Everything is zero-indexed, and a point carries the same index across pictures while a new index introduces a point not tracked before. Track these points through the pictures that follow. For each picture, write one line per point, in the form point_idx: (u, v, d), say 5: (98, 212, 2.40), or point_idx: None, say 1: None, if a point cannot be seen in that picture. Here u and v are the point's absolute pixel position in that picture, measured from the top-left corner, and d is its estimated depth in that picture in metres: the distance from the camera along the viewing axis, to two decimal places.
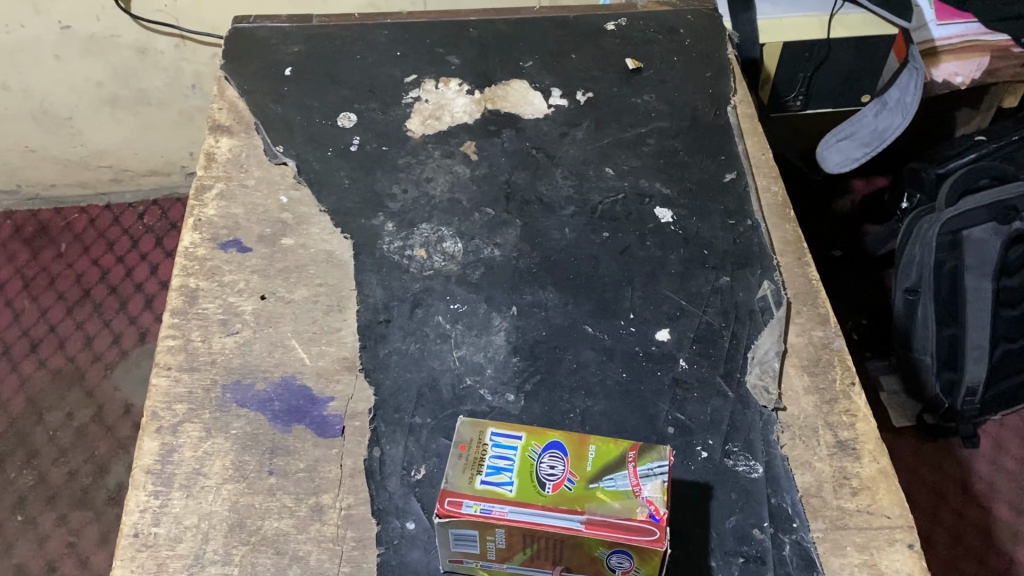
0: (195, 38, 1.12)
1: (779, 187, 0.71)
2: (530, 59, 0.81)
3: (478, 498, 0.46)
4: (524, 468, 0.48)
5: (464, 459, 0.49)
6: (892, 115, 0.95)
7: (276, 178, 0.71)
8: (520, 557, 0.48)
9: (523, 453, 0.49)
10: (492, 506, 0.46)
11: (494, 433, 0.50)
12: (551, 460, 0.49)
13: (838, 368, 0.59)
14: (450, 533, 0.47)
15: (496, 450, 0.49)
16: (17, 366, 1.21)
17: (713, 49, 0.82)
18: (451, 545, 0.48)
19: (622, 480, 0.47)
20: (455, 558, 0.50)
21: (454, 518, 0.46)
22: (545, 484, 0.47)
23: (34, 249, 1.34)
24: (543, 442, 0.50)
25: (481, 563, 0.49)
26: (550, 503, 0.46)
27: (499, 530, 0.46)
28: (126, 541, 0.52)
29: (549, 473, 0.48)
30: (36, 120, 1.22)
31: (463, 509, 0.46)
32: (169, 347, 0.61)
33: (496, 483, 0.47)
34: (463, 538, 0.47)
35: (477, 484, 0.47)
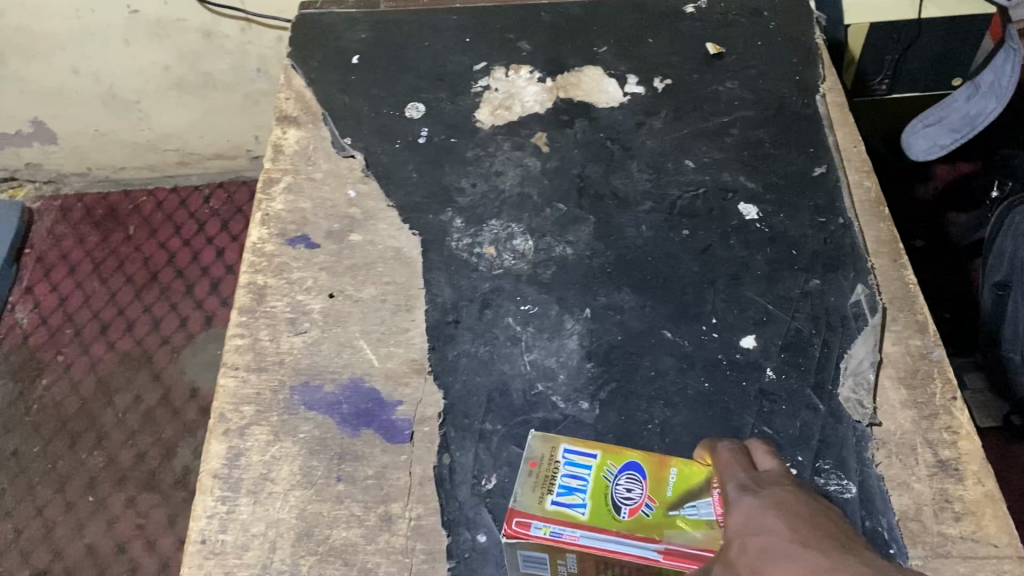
0: (259, 21, 1.10)
1: (873, 182, 0.66)
2: (605, 44, 0.77)
3: (548, 519, 0.46)
4: (599, 491, 0.47)
5: (534, 475, 0.49)
6: (984, 100, 0.88)
7: (344, 172, 0.69)
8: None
9: (598, 474, 0.48)
10: (564, 529, 0.45)
11: (567, 450, 0.50)
12: (627, 482, 0.48)
13: (938, 381, 0.55)
14: (524, 553, 0.47)
15: (568, 467, 0.49)
16: (88, 349, 1.23)
17: (799, 33, 0.77)
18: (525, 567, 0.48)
19: (706, 509, 0.46)
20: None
21: (525, 534, 0.46)
22: (621, 508, 0.46)
23: (104, 232, 1.35)
24: (619, 461, 0.49)
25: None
26: (626, 529, 0.45)
27: (571, 554, 0.45)
28: (193, 547, 0.51)
29: (625, 497, 0.47)
30: (106, 104, 1.23)
31: (532, 529, 0.46)
32: (237, 346, 0.60)
33: (568, 503, 0.47)
34: (535, 561, 0.47)
35: (547, 505, 0.47)
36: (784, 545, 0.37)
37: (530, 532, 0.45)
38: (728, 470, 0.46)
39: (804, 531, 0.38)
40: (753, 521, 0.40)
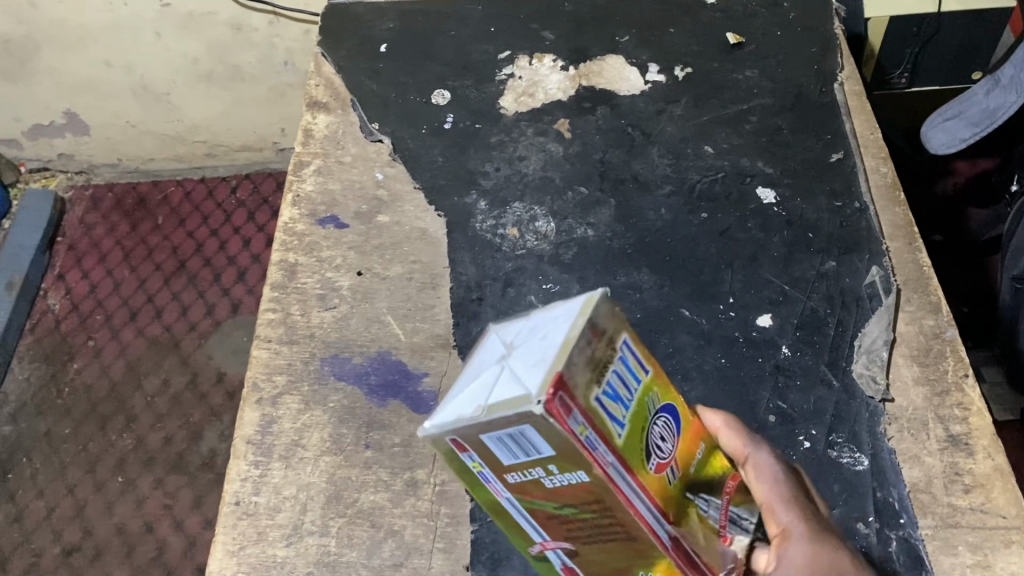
0: (287, 15, 1.12)
1: (889, 168, 0.67)
2: (627, 34, 0.79)
3: (590, 417, 0.30)
4: (641, 423, 0.32)
5: (594, 348, 0.30)
6: (1004, 93, 0.89)
7: (372, 156, 0.72)
8: (543, 495, 0.34)
9: (644, 398, 0.33)
10: (600, 442, 0.30)
11: (626, 342, 0.32)
12: (663, 424, 0.34)
13: (950, 359, 0.57)
14: (512, 434, 0.30)
15: (626, 356, 0.32)
16: (118, 334, 1.26)
17: (819, 23, 0.78)
18: (487, 434, 0.30)
19: (714, 511, 0.38)
20: (455, 442, 0.32)
21: (552, 429, 0.29)
22: (652, 454, 0.33)
23: (133, 221, 1.38)
24: (663, 393, 0.35)
25: (474, 462, 0.33)
26: (649, 485, 0.33)
27: (585, 473, 0.31)
28: (227, 508, 0.54)
29: (657, 443, 0.34)
30: (137, 96, 1.26)
31: (571, 421, 0.29)
32: (269, 320, 0.62)
33: (611, 411, 0.31)
34: (515, 442, 0.30)
35: (594, 396, 0.30)
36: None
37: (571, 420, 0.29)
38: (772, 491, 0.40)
39: None
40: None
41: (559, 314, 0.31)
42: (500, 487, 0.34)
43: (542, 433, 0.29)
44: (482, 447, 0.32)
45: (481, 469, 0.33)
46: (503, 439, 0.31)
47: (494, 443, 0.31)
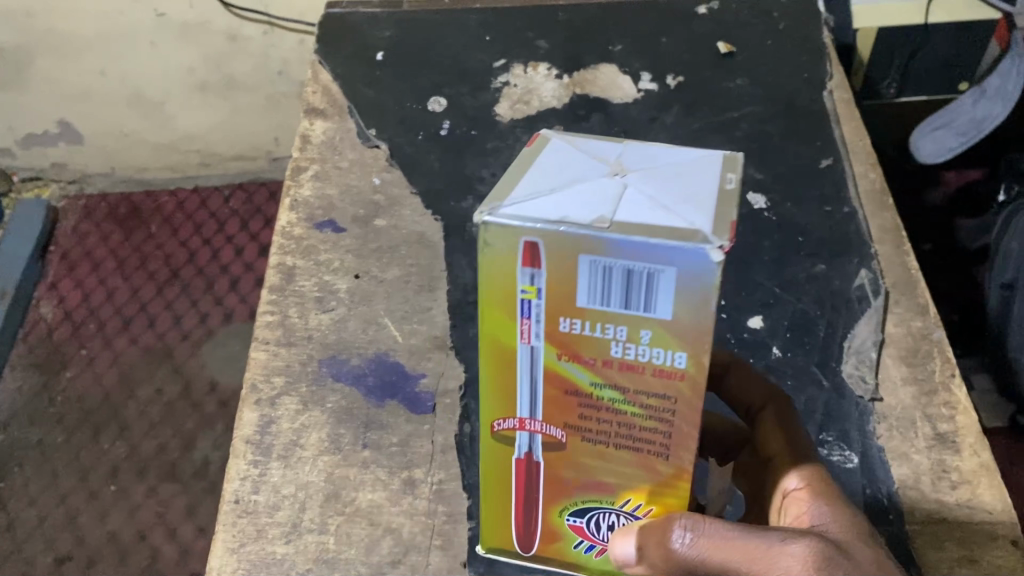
0: (282, 24, 1.13)
1: (877, 173, 0.69)
2: (619, 43, 0.80)
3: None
4: None
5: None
6: (991, 103, 0.90)
7: (369, 161, 0.73)
8: (588, 360, 0.34)
9: None
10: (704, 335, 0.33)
11: None
12: None
13: (938, 360, 0.58)
14: (640, 271, 0.30)
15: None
16: (111, 343, 1.26)
17: (809, 33, 0.80)
18: (600, 258, 0.30)
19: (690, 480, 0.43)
20: (529, 248, 0.31)
21: (698, 282, 0.30)
22: None
23: (127, 230, 1.38)
24: None
25: (533, 285, 0.32)
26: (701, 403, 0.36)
27: (684, 355, 0.32)
28: (227, 506, 0.54)
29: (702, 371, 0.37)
30: (132, 105, 1.26)
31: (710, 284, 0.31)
32: (267, 322, 0.63)
33: None
34: (624, 279, 0.31)
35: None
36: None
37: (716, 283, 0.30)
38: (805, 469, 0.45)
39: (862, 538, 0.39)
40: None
41: (691, 166, 0.33)
42: (530, 334, 0.34)
43: (678, 282, 0.30)
44: (568, 270, 0.31)
45: (532, 298, 0.33)
46: (612, 272, 0.31)
47: (594, 274, 0.31)
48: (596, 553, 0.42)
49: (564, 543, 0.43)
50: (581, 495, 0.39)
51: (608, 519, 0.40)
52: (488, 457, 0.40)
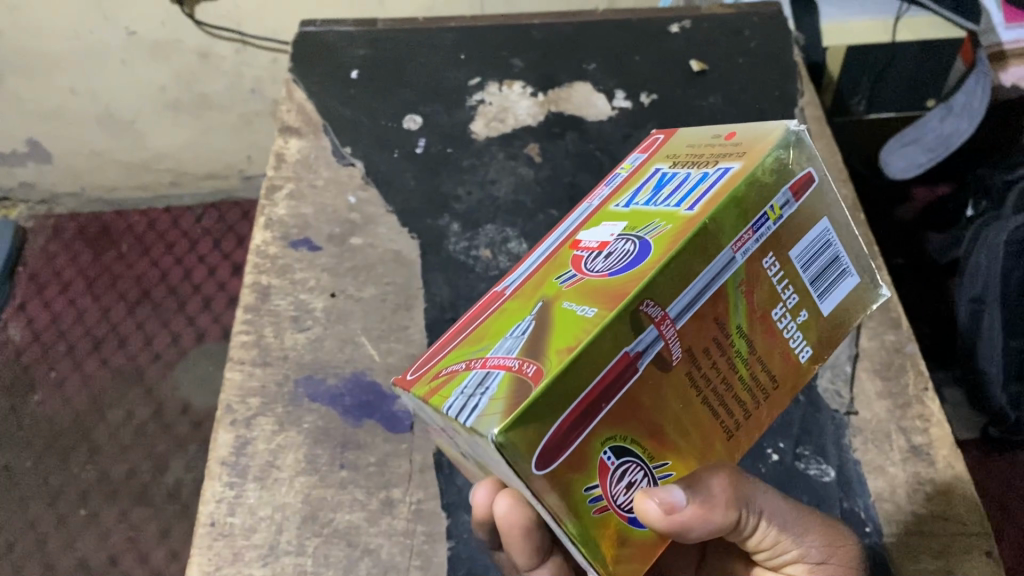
0: (256, 43, 1.11)
1: (848, 189, 0.72)
2: (593, 61, 0.80)
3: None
4: None
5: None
6: (957, 120, 0.92)
7: (344, 179, 0.72)
8: (752, 302, 0.36)
9: None
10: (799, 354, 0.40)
11: None
12: None
13: (911, 373, 0.59)
14: (840, 265, 0.39)
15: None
16: (81, 365, 1.24)
17: (780, 51, 0.81)
18: (832, 235, 0.38)
19: None
20: (810, 185, 0.37)
21: (847, 306, 0.40)
22: None
23: (97, 250, 1.36)
24: None
25: (781, 210, 0.36)
26: None
27: (810, 349, 0.39)
28: (202, 529, 0.55)
29: None
30: (102, 124, 1.22)
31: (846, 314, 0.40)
32: (242, 342, 0.63)
33: None
34: (824, 260, 0.38)
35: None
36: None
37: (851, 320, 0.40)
38: None
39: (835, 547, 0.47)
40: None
41: None
42: (739, 246, 0.35)
43: (848, 294, 0.40)
44: (812, 219, 0.37)
45: (769, 218, 0.36)
46: (826, 247, 0.38)
47: (819, 238, 0.38)
48: (597, 510, 0.33)
49: (581, 480, 0.33)
50: (636, 435, 0.34)
51: (632, 475, 0.34)
52: (603, 332, 0.32)
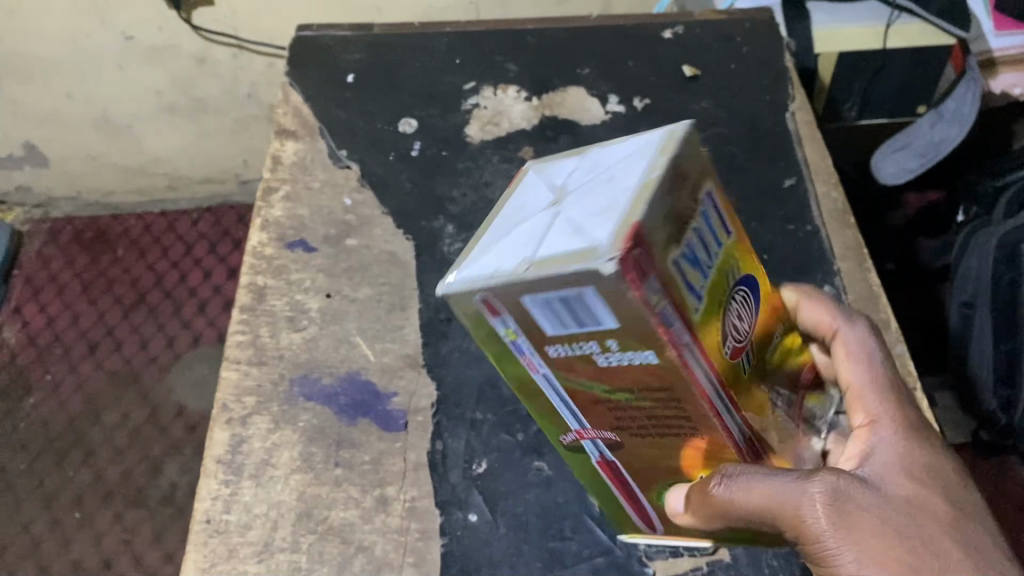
0: (252, 48, 1.11)
1: (839, 194, 0.73)
2: (587, 66, 0.81)
3: (668, 287, 0.30)
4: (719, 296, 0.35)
5: (671, 204, 0.31)
6: (948, 126, 0.93)
7: (339, 181, 0.73)
8: (587, 375, 0.35)
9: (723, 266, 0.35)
10: (682, 327, 0.32)
11: (714, 191, 0.35)
12: (739, 301, 0.37)
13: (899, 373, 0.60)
14: (568, 297, 0.30)
15: (707, 205, 0.34)
16: (76, 368, 1.24)
17: (771, 57, 0.82)
18: (536, 295, 0.31)
19: None
20: (484, 305, 0.33)
21: (621, 294, 0.29)
22: (727, 335, 0.35)
23: (92, 253, 1.36)
24: (742, 261, 0.37)
25: (508, 328, 0.34)
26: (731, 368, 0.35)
27: (653, 353, 0.32)
28: (198, 526, 0.55)
29: (735, 327, 0.36)
30: (98, 128, 1.22)
31: (649, 284, 0.29)
32: (238, 342, 0.64)
33: (689, 281, 0.32)
34: (567, 308, 0.31)
35: (673, 259, 0.31)
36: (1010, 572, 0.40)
37: (637, 295, 0.29)
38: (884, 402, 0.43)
39: (925, 511, 0.40)
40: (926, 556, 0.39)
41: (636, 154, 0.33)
42: (533, 365, 0.36)
43: (608, 299, 0.30)
44: (526, 313, 0.32)
45: (513, 338, 0.34)
46: (554, 304, 0.31)
47: (539, 308, 0.31)
48: None
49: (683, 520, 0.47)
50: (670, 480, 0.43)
51: None
52: (578, 466, 0.45)
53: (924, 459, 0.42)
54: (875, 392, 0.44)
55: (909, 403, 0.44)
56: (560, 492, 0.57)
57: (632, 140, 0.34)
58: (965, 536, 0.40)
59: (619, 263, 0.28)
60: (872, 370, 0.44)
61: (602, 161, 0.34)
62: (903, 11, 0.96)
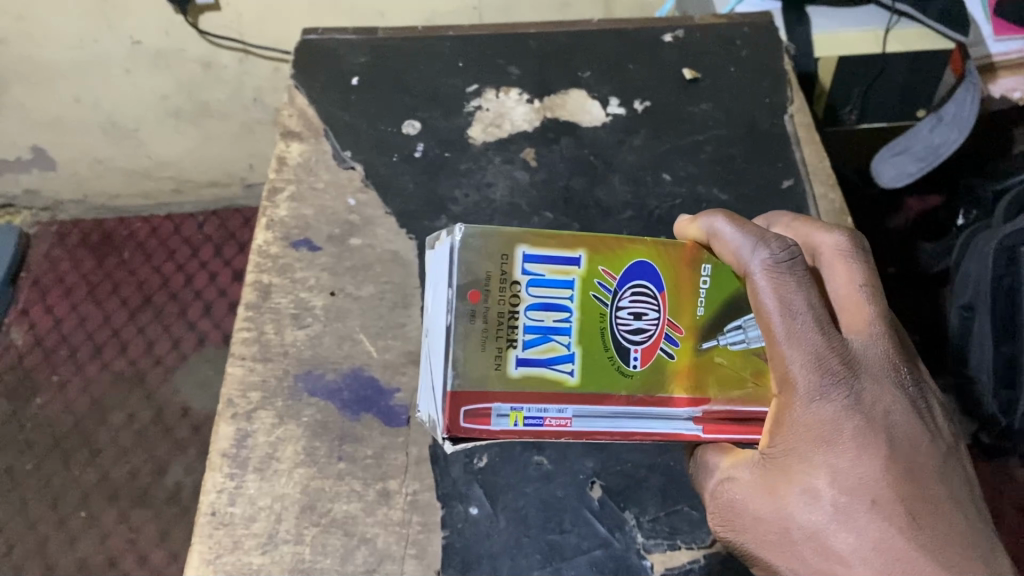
0: (258, 52, 1.11)
1: (836, 195, 0.75)
2: (588, 69, 0.81)
3: (515, 404, 0.44)
4: (592, 333, 0.46)
5: (481, 342, 0.43)
6: (948, 130, 0.93)
7: (344, 182, 0.74)
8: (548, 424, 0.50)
9: (581, 301, 0.46)
10: (557, 404, 0.45)
11: (524, 265, 0.45)
12: (625, 312, 0.47)
13: None
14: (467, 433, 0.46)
15: (531, 275, 0.45)
16: (82, 369, 1.25)
17: (771, 60, 0.83)
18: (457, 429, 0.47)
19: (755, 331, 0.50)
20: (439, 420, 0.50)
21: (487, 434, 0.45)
22: (617, 354, 0.46)
23: (99, 256, 1.37)
24: (606, 269, 0.47)
25: None
26: (634, 387, 0.47)
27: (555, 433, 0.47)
28: (203, 518, 0.58)
29: (627, 331, 0.47)
30: (104, 132, 1.23)
31: (497, 423, 0.44)
32: (244, 338, 0.65)
33: (543, 368, 0.45)
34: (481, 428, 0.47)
35: (514, 368, 0.44)
36: (897, 543, 0.46)
37: (491, 429, 0.44)
38: (799, 370, 0.47)
39: (816, 504, 0.47)
40: (820, 547, 0.48)
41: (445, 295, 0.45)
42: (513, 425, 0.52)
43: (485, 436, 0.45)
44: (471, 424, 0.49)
45: None
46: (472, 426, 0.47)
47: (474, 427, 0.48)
48: None
49: None
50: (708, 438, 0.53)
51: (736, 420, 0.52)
52: None
53: (826, 437, 0.47)
54: (776, 351, 0.47)
55: (809, 366, 0.47)
56: (560, 485, 0.60)
57: (443, 271, 0.46)
58: (852, 524, 0.47)
59: (454, 434, 0.44)
60: (791, 322, 0.47)
61: (433, 303, 0.47)
62: (903, 15, 0.96)
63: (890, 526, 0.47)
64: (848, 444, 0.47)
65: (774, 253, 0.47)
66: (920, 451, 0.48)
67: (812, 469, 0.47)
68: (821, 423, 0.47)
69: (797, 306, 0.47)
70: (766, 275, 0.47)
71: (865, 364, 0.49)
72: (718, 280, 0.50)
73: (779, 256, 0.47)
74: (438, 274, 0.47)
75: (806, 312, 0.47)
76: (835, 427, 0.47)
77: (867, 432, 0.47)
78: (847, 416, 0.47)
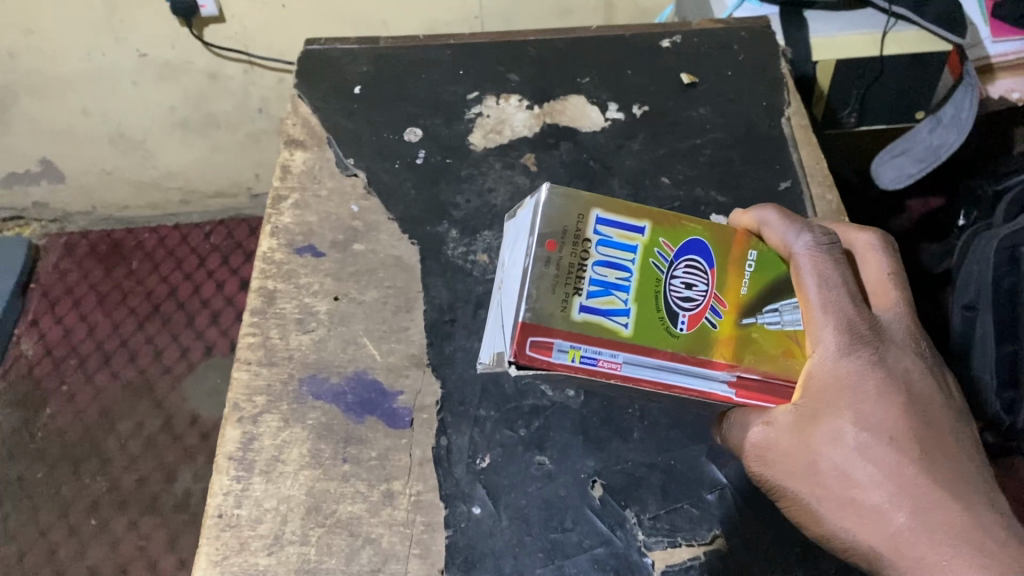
0: (262, 63, 1.13)
1: (834, 196, 0.75)
2: (587, 75, 0.83)
3: (575, 341, 0.47)
4: (649, 292, 0.49)
5: (551, 282, 0.48)
6: (946, 131, 0.94)
7: (347, 189, 0.75)
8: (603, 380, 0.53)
9: (643, 265, 0.50)
10: (610, 349, 0.48)
11: (597, 224, 0.50)
12: (677, 280, 0.50)
13: None
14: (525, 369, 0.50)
15: (602, 236, 0.50)
16: (92, 377, 1.26)
17: (768, 63, 0.84)
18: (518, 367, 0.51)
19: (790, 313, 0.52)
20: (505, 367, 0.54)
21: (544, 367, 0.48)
22: (667, 317, 0.49)
23: (107, 266, 1.39)
24: (665, 240, 0.51)
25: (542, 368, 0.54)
26: (684, 348, 0.49)
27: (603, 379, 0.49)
28: (211, 520, 0.59)
29: (678, 298, 0.50)
30: (112, 143, 1.24)
31: (556, 357, 0.47)
32: (249, 343, 0.66)
33: (602, 317, 0.48)
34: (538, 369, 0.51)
35: (577, 312, 0.48)
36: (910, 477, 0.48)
37: (551, 361, 0.47)
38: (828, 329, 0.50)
39: (838, 445, 0.49)
40: (843, 478, 0.49)
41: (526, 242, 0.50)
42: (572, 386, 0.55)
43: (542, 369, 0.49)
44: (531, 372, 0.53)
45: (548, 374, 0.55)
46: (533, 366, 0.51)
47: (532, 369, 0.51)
48: None
49: None
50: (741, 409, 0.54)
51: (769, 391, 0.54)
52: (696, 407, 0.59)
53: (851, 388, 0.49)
54: (810, 318, 0.50)
55: (840, 327, 0.50)
56: (562, 485, 0.61)
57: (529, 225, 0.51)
58: (869, 462, 0.49)
59: (518, 361, 0.47)
60: (824, 292, 0.50)
61: (516, 254, 0.52)
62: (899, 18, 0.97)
63: (905, 463, 0.48)
64: (870, 391, 0.49)
65: (816, 238, 0.52)
66: (937, 403, 0.50)
67: (836, 409, 0.49)
68: (846, 374, 0.49)
69: (831, 279, 0.50)
70: (808, 256, 0.51)
71: (889, 332, 0.52)
72: (765, 262, 0.52)
73: (821, 240, 0.52)
74: (526, 224, 0.52)
75: (838, 286, 0.50)
76: (859, 380, 0.50)
77: (888, 384, 0.50)
78: (871, 370, 0.50)
